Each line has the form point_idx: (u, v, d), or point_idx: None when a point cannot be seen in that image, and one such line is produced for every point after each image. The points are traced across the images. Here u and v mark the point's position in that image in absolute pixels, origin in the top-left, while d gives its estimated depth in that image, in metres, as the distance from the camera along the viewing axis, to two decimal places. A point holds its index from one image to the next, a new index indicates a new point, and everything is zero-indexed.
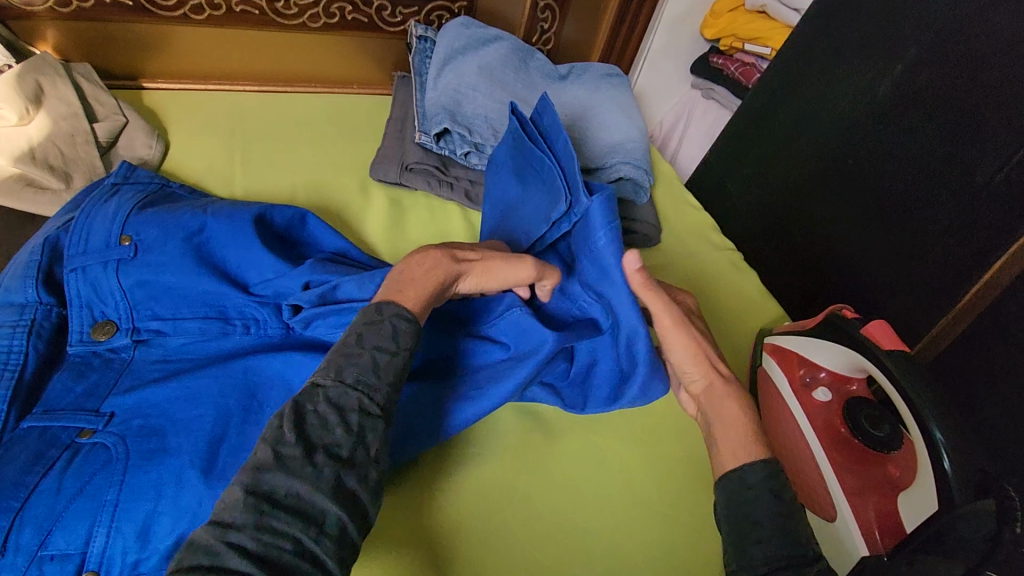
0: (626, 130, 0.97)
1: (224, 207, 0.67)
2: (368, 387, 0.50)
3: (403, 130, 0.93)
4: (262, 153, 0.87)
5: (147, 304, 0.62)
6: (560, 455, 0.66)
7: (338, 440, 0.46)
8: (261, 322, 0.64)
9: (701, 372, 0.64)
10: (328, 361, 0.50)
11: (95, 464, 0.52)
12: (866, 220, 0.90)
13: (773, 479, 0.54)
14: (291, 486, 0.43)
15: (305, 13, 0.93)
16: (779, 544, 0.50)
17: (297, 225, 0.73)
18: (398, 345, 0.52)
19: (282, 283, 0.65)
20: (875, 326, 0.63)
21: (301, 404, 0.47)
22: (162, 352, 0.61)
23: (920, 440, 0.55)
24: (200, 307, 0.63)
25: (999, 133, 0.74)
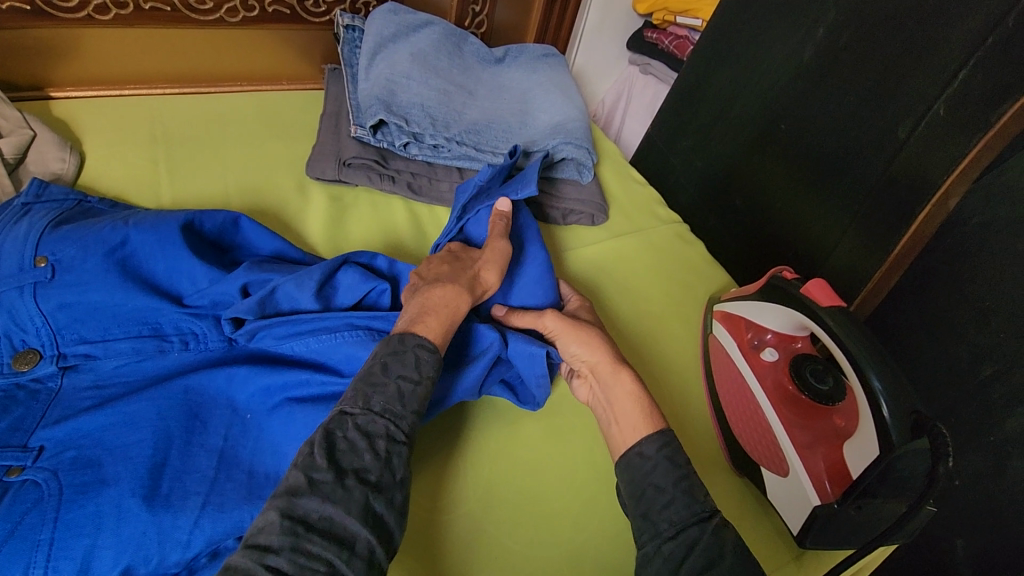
0: (566, 110, 0.96)
1: (147, 217, 0.64)
2: (394, 415, 0.54)
3: (338, 124, 0.90)
4: (188, 159, 0.83)
5: (72, 326, 0.59)
6: (520, 442, 0.65)
7: (367, 465, 0.50)
8: (200, 336, 0.62)
9: (589, 352, 0.65)
10: (355, 389, 0.54)
11: (25, 503, 0.48)
12: (801, 185, 0.93)
13: (665, 447, 0.56)
14: (324, 510, 0.47)
15: (221, 7, 0.88)
16: (683, 505, 0.53)
17: (230, 229, 0.70)
18: (420, 375, 0.56)
19: (217, 291, 0.62)
20: (814, 284, 0.65)
21: (332, 430, 0.51)
22: (93, 376, 0.58)
23: (861, 391, 0.57)
24: (133, 326, 0.60)
25: (915, 90, 0.77)
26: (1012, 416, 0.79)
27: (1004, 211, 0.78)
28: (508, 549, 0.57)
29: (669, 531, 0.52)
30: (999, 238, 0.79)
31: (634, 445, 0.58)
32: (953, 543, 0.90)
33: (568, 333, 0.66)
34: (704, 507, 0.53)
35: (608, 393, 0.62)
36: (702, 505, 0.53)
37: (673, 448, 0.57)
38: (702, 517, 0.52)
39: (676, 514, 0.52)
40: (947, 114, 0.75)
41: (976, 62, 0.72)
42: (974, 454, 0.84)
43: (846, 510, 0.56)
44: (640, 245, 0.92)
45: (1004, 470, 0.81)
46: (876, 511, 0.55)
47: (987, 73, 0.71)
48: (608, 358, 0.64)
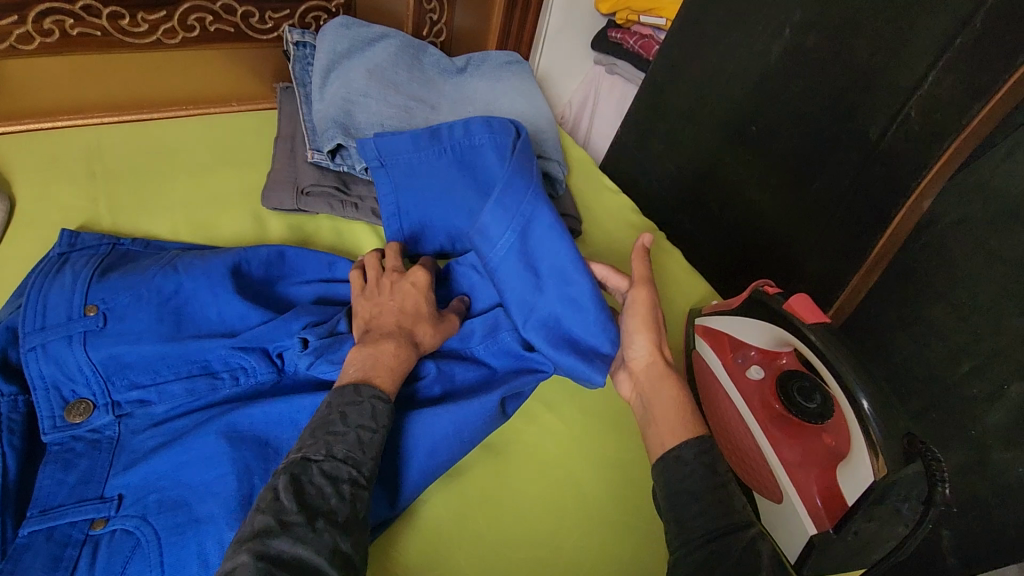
0: (534, 121, 0.93)
1: (194, 260, 0.61)
2: (357, 462, 0.50)
3: (294, 148, 0.85)
4: (134, 196, 0.77)
5: (122, 372, 0.56)
6: (510, 480, 0.63)
7: (335, 508, 0.47)
8: (249, 369, 0.60)
9: (646, 347, 0.63)
10: (315, 436, 0.51)
11: (124, 551, 0.47)
12: (776, 186, 0.91)
13: (706, 452, 0.54)
14: (295, 552, 0.44)
15: (158, 28, 0.82)
16: (719, 513, 0.51)
17: (275, 263, 0.68)
18: (378, 424, 0.53)
19: (273, 328, 0.61)
20: (797, 300, 0.63)
21: (295, 474, 0.48)
22: (150, 420, 0.56)
23: (854, 421, 0.55)
24: (184, 365, 0.58)
25: (886, 91, 0.76)
26: (992, 408, 0.79)
27: (976, 208, 0.78)
28: None
29: (702, 539, 0.50)
30: (974, 234, 0.78)
31: (669, 449, 0.56)
32: (939, 534, 0.90)
33: (640, 324, 0.65)
34: (742, 516, 0.51)
35: (652, 392, 0.61)
36: (739, 514, 0.51)
37: (714, 454, 0.55)
38: (736, 526, 0.50)
39: (711, 523, 0.50)
40: (918, 115, 0.75)
41: (947, 61, 0.71)
42: (955, 448, 0.85)
43: (844, 537, 0.54)
44: (618, 257, 0.90)
45: (987, 462, 0.81)
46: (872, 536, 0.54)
47: (959, 72, 0.71)
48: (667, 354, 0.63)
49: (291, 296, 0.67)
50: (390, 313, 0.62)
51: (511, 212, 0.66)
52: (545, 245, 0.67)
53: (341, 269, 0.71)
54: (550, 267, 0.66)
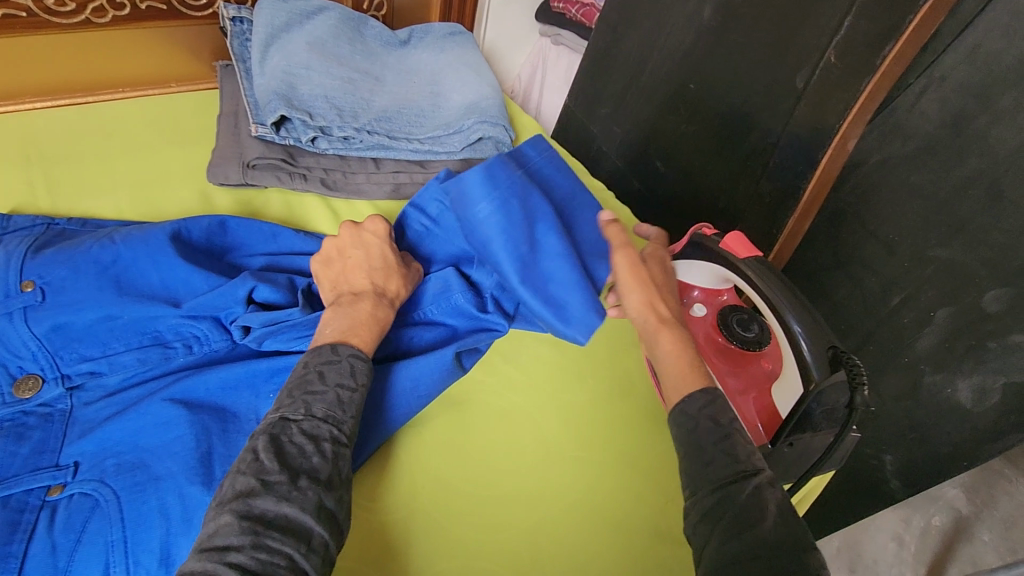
0: (479, 88, 0.94)
1: (133, 231, 0.61)
2: (336, 420, 0.52)
3: (238, 124, 0.84)
4: (71, 177, 0.76)
5: (69, 345, 0.55)
6: (474, 427, 0.65)
7: (316, 466, 0.49)
8: (201, 338, 0.60)
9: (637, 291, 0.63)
10: (292, 396, 0.52)
11: (84, 512, 0.47)
12: (715, 139, 0.95)
13: (709, 405, 0.55)
14: (280, 510, 0.45)
15: (87, 7, 0.81)
16: (724, 463, 0.51)
17: (217, 233, 0.68)
18: (357, 383, 0.55)
19: (218, 296, 0.60)
20: (733, 238, 0.67)
21: (276, 435, 0.49)
22: (103, 391, 0.56)
23: (787, 349, 0.60)
24: (133, 336, 0.58)
25: (807, 40, 0.80)
26: (922, 334, 0.87)
27: (896, 147, 0.82)
28: (470, 530, 0.57)
29: (710, 487, 0.51)
30: (895, 172, 0.83)
31: (677, 404, 0.57)
32: (882, 460, 0.98)
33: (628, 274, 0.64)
34: (747, 464, 0.51)
35: (653, 351, 0.61)
36: (744, 463, 0.51)
37: (716, 407, 0.55)
38: (742, 474, 0.50)
39: (716, 473, 0.51)
40: (838, 60, 0.78)
41: (859, 7, 0.75)
42: (893, 376, 0.92)
43: (780, 449, 0.58)
44: None
45: (919, 385, 0.90)
46: (805, 447, 0.58)
47: (870, 16, 0.74)
48: (657, 316, 0.61)
49: (239, 266, 0.68)
50: (358, 269, 0.63)
51: (499, 184, 0.66)
52: (540, 212, 0.66)
53: (285, 240, 0.71)
54: (547, 237, 0.65)
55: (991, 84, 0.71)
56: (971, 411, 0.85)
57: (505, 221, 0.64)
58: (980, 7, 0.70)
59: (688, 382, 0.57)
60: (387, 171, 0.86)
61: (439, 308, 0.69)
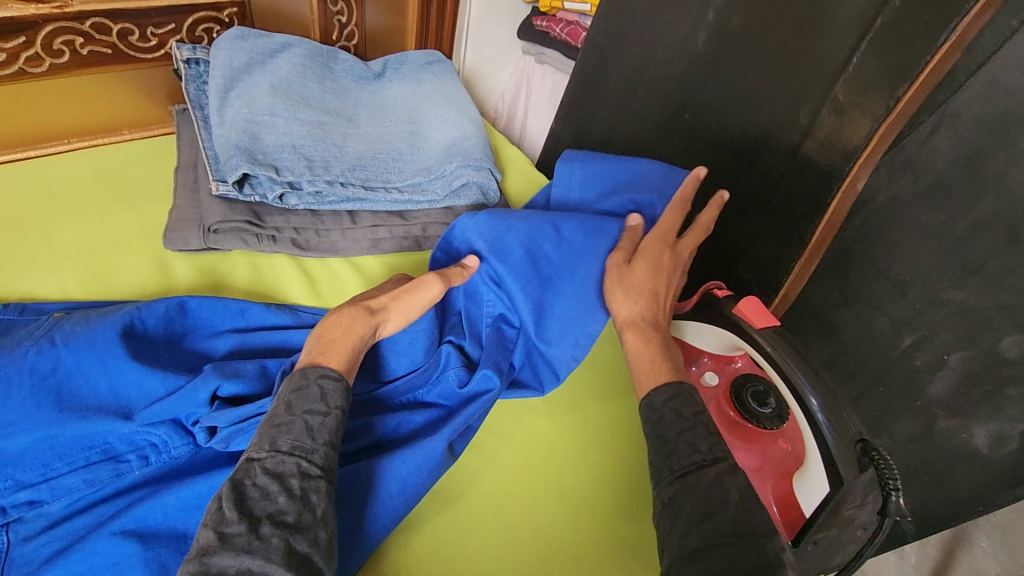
0: (461, 126, 0.87)
1: (75, 328, 0.55)
2: (305, 450, 0.49)
3: (198, 180, 0.77)
4: (7, 250, 0.68)
5: (3, 472, 0.49)
6: (469, 525, 0.59)
7: (282, 507, 0.46)
8: (161, 446, 0.54)
9: (632, 292, 0.63)
10: (261, 434, 0.50)
11: None
12: (713, 173, 0.90)
13: (687, 430, 0.51)
14: (241, 563, 0.42)
15: (20, 57, 0.71)
16: (685, 454, 0.50)
17: (176, 316, 0.62)
18: (328, 405, 0.52)
19: (178, 400, 0.54)
20: (748, 305, 0.63)
21: (239, 481, 0.47)
22: (45, 521, 0.50)
23: (812, 444, 0.55)
24: (78, 455, 0.52)
25: (811, 75, 0.75)
26: (935, 378, 0.83)
27: (905, 185, 0.77)
28: None
29: (671, 477, 0.49)
30: (905, 212, 0.78)
31: (644, 398, 0.55)
32: None
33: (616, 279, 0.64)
34: (707, 455, 0.50)
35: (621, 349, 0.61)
36: (706, 453, 0.50)
37: (682, 399, 0.53)
38: (701, 464, 0.49)
39: (677, 463, 0.50)
40: (845, 96, 0.73)
41: (869, 42, 0.69)
42: (905, 419, 0.88)
43: (804, 547, 0.52)
44: None
45: (933, 429, 0.86)
46: (832, 543, 0.53)
47: (882, 51, 0.68)
48: (627, 314, 0.62)
49: (203, 351, 0.61)
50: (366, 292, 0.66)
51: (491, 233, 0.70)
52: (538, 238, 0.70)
53: (254, 315, 0.66)
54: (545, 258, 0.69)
55: (1008, 123, 0.66)
56: (987, 456, 0.82)
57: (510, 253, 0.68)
58: (1001, 41, 0.65)
59: (652, 378, 0.56)
60: (365, 226, 0.79)
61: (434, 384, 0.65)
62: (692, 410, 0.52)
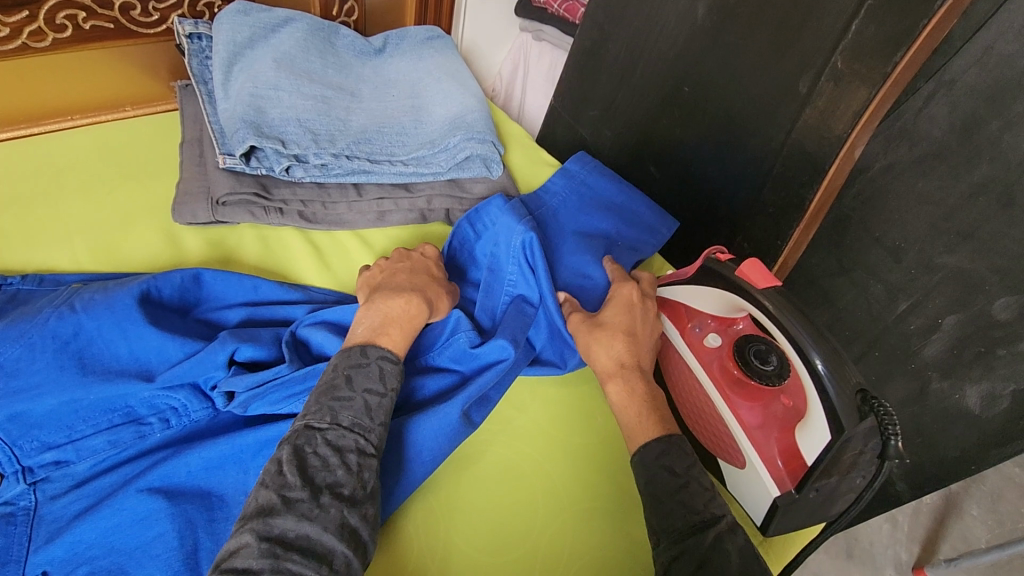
0: (463, 100, 0.88)
1: (95, 296, 0.56)
2: (363, 429, 0.52)
3: (204, 152, 0.77)
4: (17, 225, 0.69)
5: (29, 433, 0.51)
6: (485, 484, 0.62)
7: (340, 480, 0.49)
8: (181, 410, 0.56)
9: (608, 346, 0.64)
10: (319, 402, 0.53)
11: None
12: (713, 144, 0.91)
13: (682, 491, 0.54)
14: (302, 529, 0.46)
15: (23, 32, 0.71)
16: (681, 515, 0.53)
17: (192, 287, 0.63)
18: (386, 387, 0.55)
19: (198, 364, 0.56)
20: (748, 265, 0.63)
21: (301, 446, 0.50)
22: (71, 481, 0.52)
23: (815, 397, 0.56)
24: (102, 417, 0.54)
25: (809, 46, 0.76)
26: (929, 342, 0.85)
27: (902, 152, 0.78)
28: None
29: (671, 541, 0.51)
30: (902, 178, 0.79)
31: (635, 453, 0.58)
32: None
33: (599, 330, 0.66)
34: (703, 515, 0.52)
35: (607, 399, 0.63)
36: (700, 514, 0.52)
37: (673, 456, 0.56)
38: (701, 526, 0.52)
39: (675, 526, 0.52)
40: (844, 66, 0.74)
41: (867, 10, 0.70)
42: (899, 382, 0.91)
43: (806, 495, 0.55)
44: None
45: (926, 392, 0.89)
46: (832, 490, 0.55)
47: (879, 20, 0.69)
48: (605, 365, 0.63)
49: (215, 321, 0.63)
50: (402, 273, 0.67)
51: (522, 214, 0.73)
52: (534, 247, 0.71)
53: (266, 291, 0.66)
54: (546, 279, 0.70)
55: (1002, 88, 0.68)
56: (979, 416, 0.85)
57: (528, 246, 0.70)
58: (994, 9, 0.66)
59: (642, 433, 0.59)
60: (371, 199, 0.80)
61: (448, 349, 0.66)
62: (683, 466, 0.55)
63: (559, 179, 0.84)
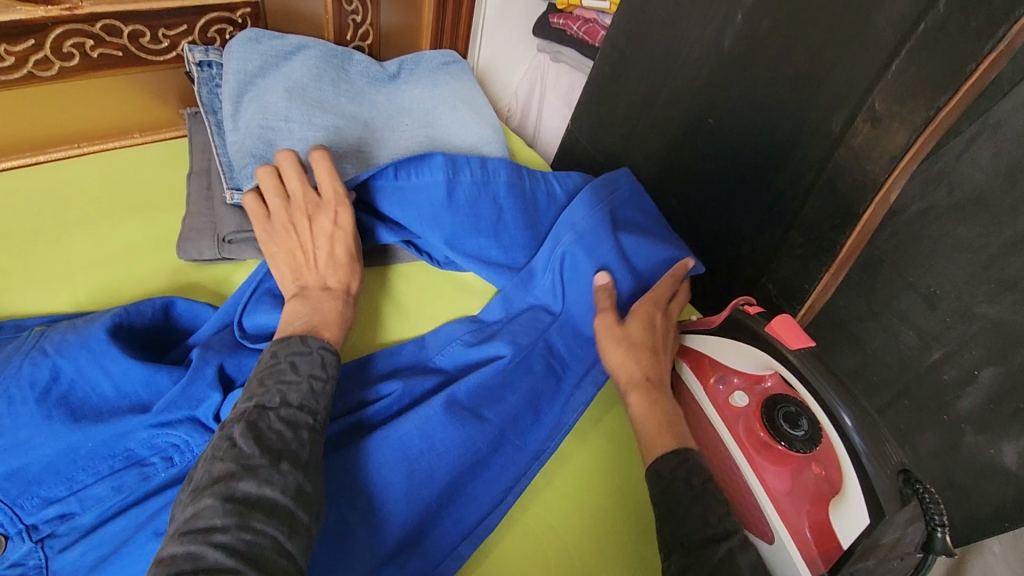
0: (478, 130, 0.85)
1: (65, 337, 0.54)
2: (312, 409, 0.51)
3: (212, 184, 0.75)
4: (20, 260, 0.67)
5: (28, 490, 0.49)
6: (496, 550, 0.58)
7: (297, 450, 0.48)
8: (183, 446, 0.54)
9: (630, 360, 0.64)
10: (265, 384, 0.51)
11: None
12: (738, 179, 0.87)
13: (698, 503, 0.53)
14: (263, 492, 0.45)
15: (29, 60, 0.69)
16: (695, 527, 0.51)
17: (165, 319, 0.62)
18: (328, 373, 0.54)
19: (191, 388, 0.54)
20: (780, 322, 0.60)
21: (253, 421, 0.48)
22: (80, 532, 0.50)
23: (854, 477, 0.53)
24: (102, 463, 0.51)
25: (844, 84, 0.72)
26: (964, 393, 0.81)
27: (941, 196, 0.75)
28: None
29: (682, 552, 0.50)
30: (940, 223, 0.76)
31: (651, 465, 0.57)
32: None
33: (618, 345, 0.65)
34: (717, 529, 0.51)
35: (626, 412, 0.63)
36: (715, 527, 0.51)
37: (691, 468, 0.55)
38: (713, 539, 0.50)
39: (689, 536, 0.51)
40: (884, 106, 0.70)
41: (911, 49, 0.66)
42: (930, 432, 0.87)
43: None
44: None
45: (959, 445, 0.84)
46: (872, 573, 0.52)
47: (922, 61, 0.66)
48: (627, 376, 0.63)
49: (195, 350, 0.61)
50: (322, 258, 0.63)
51: (578, 222, 0.71)
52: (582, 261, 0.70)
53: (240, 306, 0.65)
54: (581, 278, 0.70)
55: None
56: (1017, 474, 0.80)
57: (583, 250, 0.70)
58: None
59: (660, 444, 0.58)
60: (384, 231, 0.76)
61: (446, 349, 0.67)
62: (701, 479, 0.54)
63: (546, 201, 0.78)
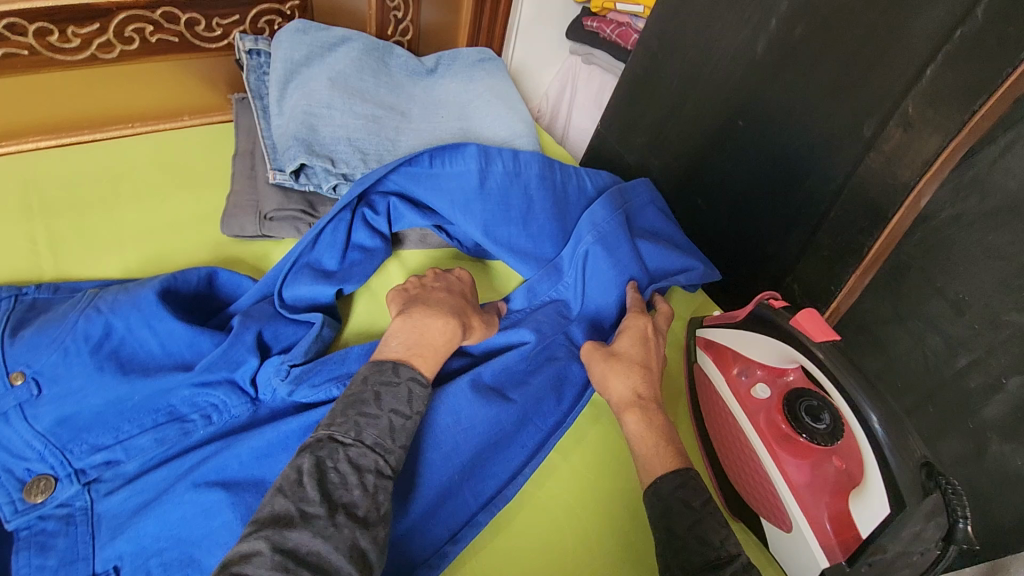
0: (512, 124, 0.87)
1: (119, 297, 0.57)
2: (384, 450, 0.50)
3: (256, 165, 0.78)
4: (75, 229, 0.70)
5: (78, 437, 0.52)
6: (512, 527, 0.59)
7: (356, 500, 0.46)
8: (221, 407, 0.56)
9: (629, 373, 0.63)
10: (345, 415, 0.51)
11: None
12: (767, 181, 0.87)
13: (699, 524, 0.51)
14: (314, 544, 0.43)
15: (93, 43, 0.74)
16: (695, 552, 0.49)
17: (207, 288, 0.65)
18: (411, 410, 0.53)
19: (231, 350, 0.57)
20: (804, 316, 0.60)
21: (322, 458, 0.48)
22: (122, 479, 0.52)
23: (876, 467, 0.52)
24: (147, 416, 0.54)
25: (876, 88, 0.73)
26: (991, 402, 0.78)
27: (972, 203, 0.74)
28: None
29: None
30: (971, 230, 0.75)
31: (650, 485, 0.55)
32: None
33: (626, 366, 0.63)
34: (720, 553, 0.49)
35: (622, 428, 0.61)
36: (716, 550, 0.49)
37: (690, 488, 0.53)
38: (717, 563, 0.48)
39: (690, 560, 0.49)
40: (916, 111, 0.70)
41: (945, 56, 0.67)
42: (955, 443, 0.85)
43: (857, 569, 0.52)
44: None
45: (984, 453, 0.80)
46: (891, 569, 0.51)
47: (957, 67, 0.66)
48: (622, 397, 0.61)
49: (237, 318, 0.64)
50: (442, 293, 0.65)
51: (604, 220, 0.73)
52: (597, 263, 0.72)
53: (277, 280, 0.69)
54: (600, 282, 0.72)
55: None
56: None
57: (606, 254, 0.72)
58: None
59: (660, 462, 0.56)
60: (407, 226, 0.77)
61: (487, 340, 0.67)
62: (701, 499, 0.52)
63: (576, 194, 0.80)
